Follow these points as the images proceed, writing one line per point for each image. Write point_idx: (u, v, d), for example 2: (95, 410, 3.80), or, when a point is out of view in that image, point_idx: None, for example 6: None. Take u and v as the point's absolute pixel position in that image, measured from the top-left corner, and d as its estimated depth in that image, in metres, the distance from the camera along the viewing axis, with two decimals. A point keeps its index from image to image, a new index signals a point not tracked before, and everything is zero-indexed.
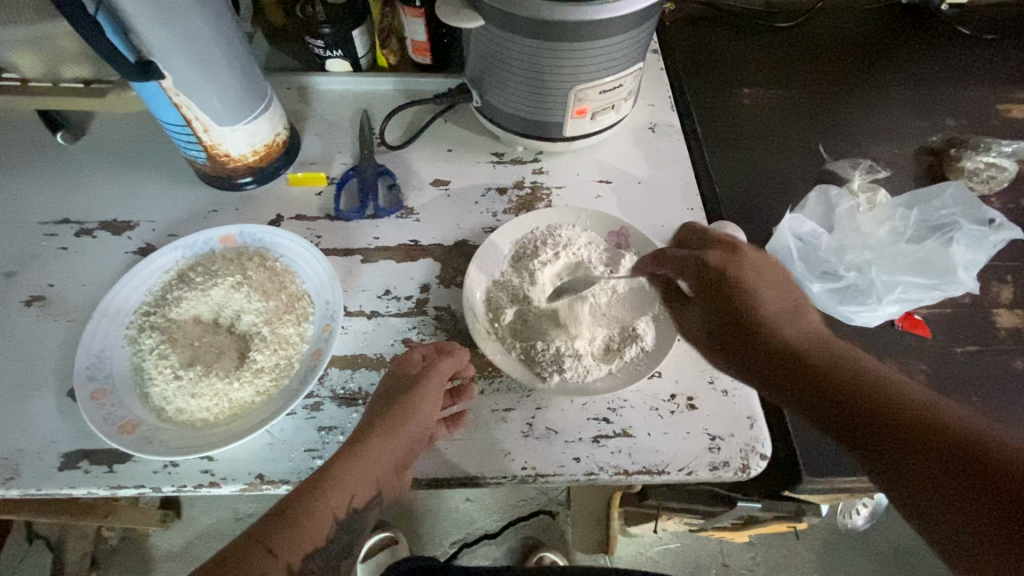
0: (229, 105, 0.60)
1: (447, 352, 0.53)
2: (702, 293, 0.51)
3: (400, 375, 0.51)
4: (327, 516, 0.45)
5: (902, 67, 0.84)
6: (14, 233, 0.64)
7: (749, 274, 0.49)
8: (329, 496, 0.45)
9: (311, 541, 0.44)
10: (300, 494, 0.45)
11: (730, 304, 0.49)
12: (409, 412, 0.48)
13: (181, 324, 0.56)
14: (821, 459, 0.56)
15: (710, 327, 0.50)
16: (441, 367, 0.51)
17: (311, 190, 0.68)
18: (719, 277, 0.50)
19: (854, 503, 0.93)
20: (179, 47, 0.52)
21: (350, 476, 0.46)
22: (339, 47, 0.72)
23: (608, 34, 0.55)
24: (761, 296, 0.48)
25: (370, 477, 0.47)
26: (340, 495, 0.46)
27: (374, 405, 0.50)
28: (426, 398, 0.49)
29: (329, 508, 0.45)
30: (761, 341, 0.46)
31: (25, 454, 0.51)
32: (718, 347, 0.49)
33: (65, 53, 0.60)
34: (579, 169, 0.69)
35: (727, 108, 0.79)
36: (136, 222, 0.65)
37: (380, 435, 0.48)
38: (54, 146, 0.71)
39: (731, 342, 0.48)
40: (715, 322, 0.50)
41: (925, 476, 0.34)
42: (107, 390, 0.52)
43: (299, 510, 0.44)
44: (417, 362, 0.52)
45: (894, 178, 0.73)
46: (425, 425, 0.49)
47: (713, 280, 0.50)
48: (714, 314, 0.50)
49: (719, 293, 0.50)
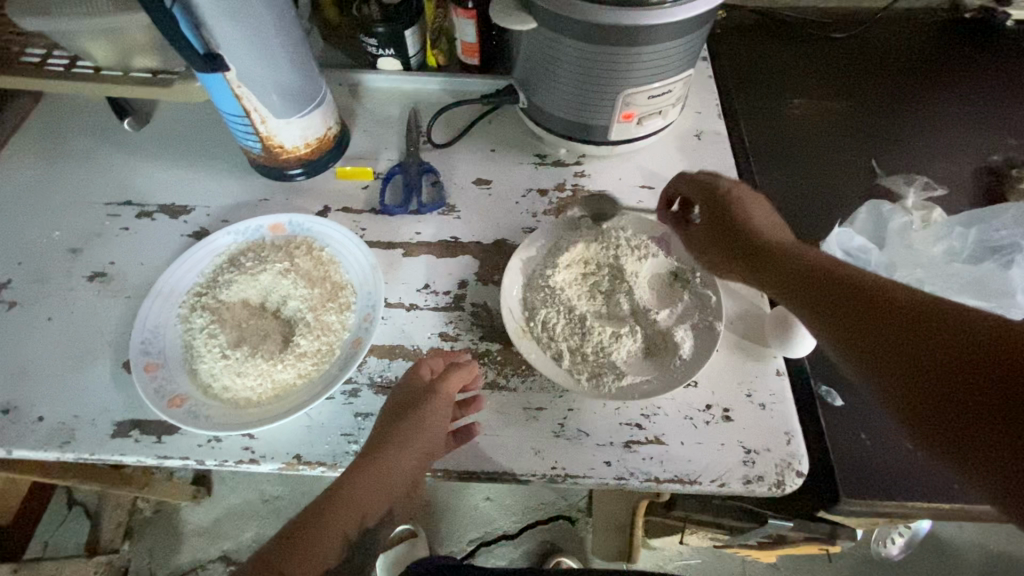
0: (286, 99, 0.62)
1: (456, 365, 0.53)
2: (705, 211, 0.57)
3: (409, 390, 0.52)
4: (338, 534, 0.48)
5: (963, 82, 0.81)
6: (80, 212, 0.68)
7: (749, 199, 0.55)
8: (340, 516, 0.48)
9: (320, 561, 0.46)
10: (314, 513, 0.48)
11: (726, 215, 0.55)
12: (415, 432, 0.49)
13: (230, 306, 0.59)
14: (860, 481, 0.54)
15: (705, 242, 0.56)
16: (448, 383, 0.51)
17: (359, 183, 0.70)
18: (731, 199, 0.55)
19: (890, 532, 0.89)
20: (247, 41, 0.55)
21: (363, 495, 0.48)
22: (392, 46, 0.74)
23: (659, 40, 0.55)
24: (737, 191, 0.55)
25: (381, 495, 0.49)
26: (350, 514, 0.48)
27: (381, 421, 0.51)
28: (434, 415, 0.50)
29: (342, 525, 0.48)
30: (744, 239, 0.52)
31: (81, 421, 0.54)
32: (723, 250, 0.54)
33: (137, 44, 0.64)
34: (620, 174, 0.69)
35: (775, 120, 0.78)
36: (192, 206, 0.68)
37: (387, 454, 0.49)
38: (120, 131, 0.75)
39: (734, 256, 0.53)
40: (710, 231, 0.56)
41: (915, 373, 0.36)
42: (160, 363, 0.55)
43: (315, 526, 0.47)
44: (422, 378, 0.52)
45: (951, 196, 0.71)
46: (434, 442, 0.50)
47: (713, 202, 0.56)
48: (721, 228, 0.55)
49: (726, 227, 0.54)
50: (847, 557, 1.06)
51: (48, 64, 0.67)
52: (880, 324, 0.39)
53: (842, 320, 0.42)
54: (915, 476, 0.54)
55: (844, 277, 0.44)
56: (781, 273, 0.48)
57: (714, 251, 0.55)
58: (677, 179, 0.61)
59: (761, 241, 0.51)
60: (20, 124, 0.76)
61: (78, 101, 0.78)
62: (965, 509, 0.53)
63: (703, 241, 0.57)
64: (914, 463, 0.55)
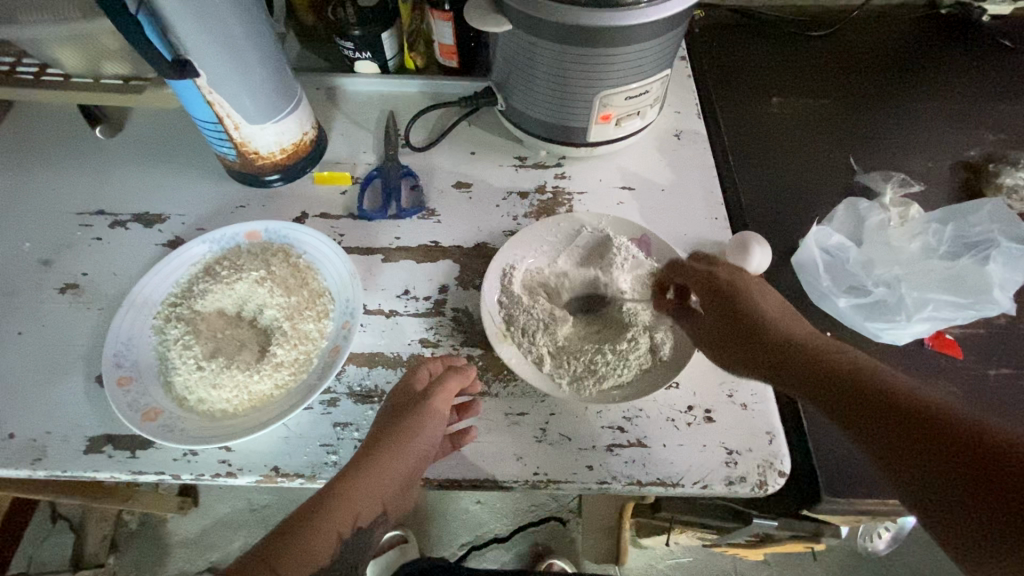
0: (260, 104, 0.61)
1: (454, 368, 0.53)
2: (704, 296, 0.51)
3: (407, 392, 0.51)
4: (331, 535, 0.45)
5: (938, 79, 0.81)
6: (51, 222, 0.67)
7: (747, 281, 0.50)
8: (335, 514, 0.46)
9: (313, 559, 0.44)
10: (309, 509, 0.46)
11: (730, 298, 0.49)
12: (413, 431, 0.48)
13: (205, 316, 0.58)
14: (842, 480, 0.54)
15: (708, 335, 0.50)
16: (447, 385, 0.51)
17: (337, 189, 0.69)
18: (729, 287, 0.50)
19: (876, 526, 0.90)
20: (216, 47, 0.54)
21: (358, 495, 0.46)
22: (369, 49, 0.73)
23: (634, 41, 0.55)
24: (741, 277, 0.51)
25: (376, 495, 0.47)
26: (345, 513, 0.46)
27: (378, 423, 0.50)
28: (432, 418, 0.49)
29: (337, 525, 0.45)
30: (743, 322, 0.47)
31: (54, 437, 0.53)
32: (721, 342, 0.48)
33: (107, 51, 0.63)
34: (600, 175, 0.69)
35: (755, 118, 0.78)
36: (166, 215, 0.67)
37: (385, 454, 0.48)
38: (92, 139, 0.74)
39: (755, 356, 0.45)
40: (720, 324, 0.49)
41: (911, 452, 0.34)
42: (133, 376, 0.53)
43: (307, 526, 0.45)
44: (422, 380, 0.52)
45: (928, 193, 0.71)
46: (431, 443, 0.49)
47: (712, 282, 0.51)
48: (727, 321, 0.48)
49: (723, 298, 0.50)
50: (836, 552, 1.06)
51: (17, 72, 0.66)
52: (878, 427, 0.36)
53: (836, 407, 0.39)
54: None
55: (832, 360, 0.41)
56: (763, 347, 0.45)
57: (722, 350, 0.48)
58: (675, 266, 0.57)
59: (754, 319, 0.47)
60: None
61: (48, 109, 0.77)
62: None
63: (708, 333, 0.50)
64: None
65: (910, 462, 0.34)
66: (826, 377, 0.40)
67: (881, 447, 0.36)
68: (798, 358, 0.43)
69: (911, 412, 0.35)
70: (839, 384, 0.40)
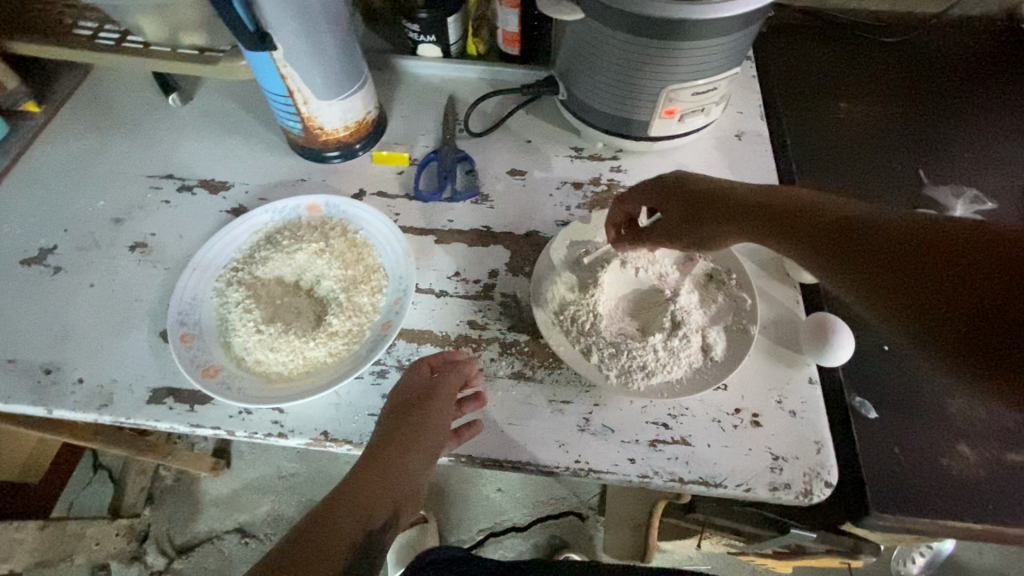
0: (329, 81, 0.62)
1: (456, 363, 0.54)
2: (669, 204, 0.54)
3: (407, 390, 0.52)
4: (347, 537, 0.47)
5: (1018, 93, 0.78)
6: (124, 183, 0.70)
7: (704, 176, 0.54)
8: (348, 512, 0.48)
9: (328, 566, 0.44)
10: (322, 519, 0.48)
11: (699, 199, 0.52)
12: (416, 427, 0.50)
13: (265, 282, 0.60)
14: (890, 496, 0.53)
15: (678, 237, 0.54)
16: (447, 382, 0.52)
17: (394, 168, 0.70)
18: (691, 185, 0.53)
19: (909, 551, 0.88)
20: (295, 22, 0.56)
21: (367, 492, 0.49)
22: (433, 32, 0.74)
23: (708, 35, 0.54)
24: (697, 179, 0.54)
25: (384, 491, 0.50)
26: (357, 517, 0.48)
27: (381, 421, 0.52)
28: (434, 412, 0.51)
29: (350, 525, 0.47)
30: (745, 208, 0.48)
31: (120, 385, 0.56)
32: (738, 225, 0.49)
33: (187, 21, 0.65)
34: (657, 171, 0.68)
35: (820, 124, 0.76)
36: (230, 183, 0.70)
37: (390, 450, 0.50)
38: (163, 106, 0.77)
39: (731, 226, 0.50)
40: (684, 222, 0.53)
41: (886, 274, 0.35)
42: (196, 334, 0.56)
43: (321, 532, 0.47)
44: (423, 376, 0.53)
45: (1001, 211, 0.68)
46: (436, 438, 0.51)
47: (669, 188, 0.55)
48: (688, 213, 0.53)
49: (685, 200, 0.53)
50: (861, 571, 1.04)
51: (99, 39, 0.69)
52: (872, 241, 0.37)
53: (838, 258, 0.39)
54: (946, 494, 0.53)
55: (785, 207, 0.45)
56: (760, 219, 0.47)
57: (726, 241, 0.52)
58: (635, 189, 0.58)
59: (731, 203, 0.50)
60: (69, 96, 0.78)
61: (124, 75, 0.80)
62: (999, 532, 0.51)
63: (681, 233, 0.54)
64: (947, 482, 0.53)
65: (884, 275, 0.36)
66: (799, 221, 0.43)
67: (856, 289, 0.37)
68: (798, 208, 0.44)
69: (893, 235, 0.36)
70: (827, 229, 0.41)
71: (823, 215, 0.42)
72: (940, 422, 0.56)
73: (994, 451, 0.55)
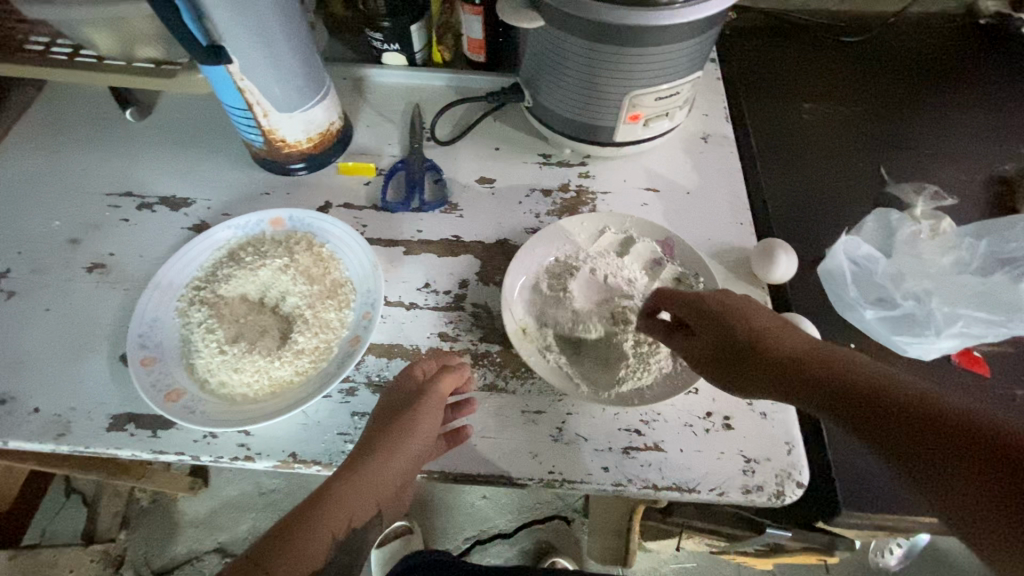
0: (290, 93, 0.61)
1: (449, 367, 0.53)
2: (702, 324, 0.47)
3: (400, 393, 0.51)
4: (325, 537, 0.45)
5: (975, 90, 0.80)
6: (80, 202, 0.68)
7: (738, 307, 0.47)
8: (332, 513, 0.46)
9: (308, 562, 0.43)
10: (301, 515, 0.46)
11: (732, 331, 0.45)
12: (410, 428, 0.49)
13: (228, 301, 0.58)
14: (860, 493, 0.53)
15: (703, 362, 0.47)
16: (441, 384, 0.51)
17: (361, 179, 0.69)
18: (710, 302, 0.48)
19: (886, 542, 0.89)
20: (250, 35, 0.54)
21: (352, 494, 0.47)
22: (397, 41, 0.73)
23: (667, 40, 0.54)
24: (714, 298, 0.48)
25: (370, 495, 0.48)
26: (338, 515, 0.46)
27: (372, 424, 0.50)
28: (427, 413, 0.49)
29: (332, 527, 0.45)
30: (756, 356, 0.43)
31: (78, 413, 0.54)
32: (722, 370, 0.45)
33: (141, 34, 0.64)
34: (625, 176, 0.69)
35: (784, 124, 0.77)
36: (192, 199, 0.68)
37: (380, 452, 0.48)
38: (121, 121, 0.75)
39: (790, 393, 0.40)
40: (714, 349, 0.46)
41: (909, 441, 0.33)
42: (156, 357, 0.54)
43: (299, 531, 0.45)
44: (417, 379, 0.52)
45: (960, 207, 0.70)
46: (426, 440, 0.50)
47: (705, 312, 0.47)
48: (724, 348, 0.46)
49: (731, 348, 0.45)
50: (844, 564, 1.05)
51: (50, 54, 0.66)
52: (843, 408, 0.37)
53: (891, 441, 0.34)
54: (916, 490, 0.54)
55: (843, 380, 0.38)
56: (821, 386, 0.39)
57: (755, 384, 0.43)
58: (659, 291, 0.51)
59: (768, 349, 0.43)
60: (22, 112, 0.75)
61: (79, 90, 0.78)
62: None
63: (702, 360, 0.47)
64: None
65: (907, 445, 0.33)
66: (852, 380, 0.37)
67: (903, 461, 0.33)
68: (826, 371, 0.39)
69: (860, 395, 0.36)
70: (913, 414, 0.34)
71: (852, 375, 0.38)
72: None
73: None
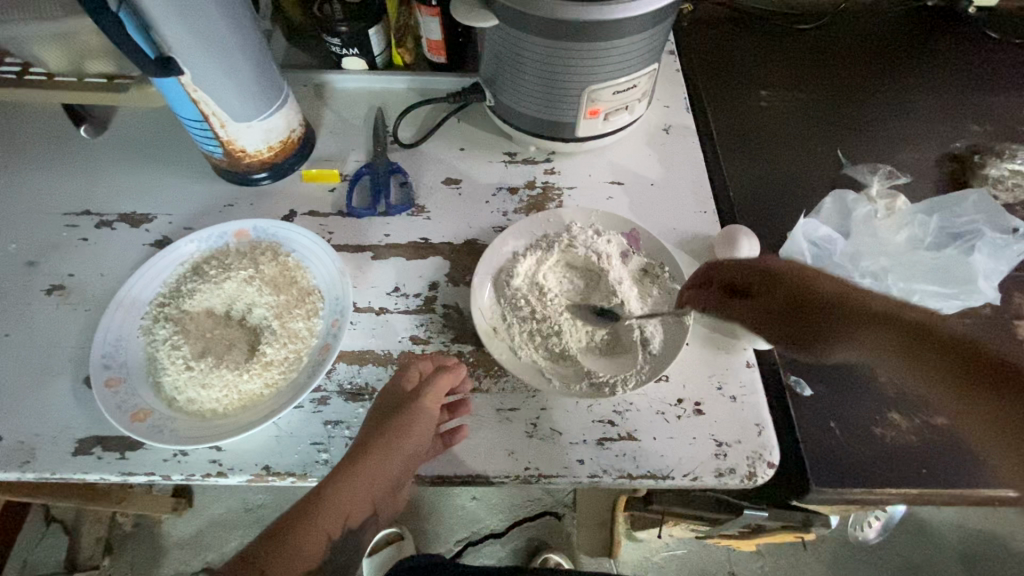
0: (246, 102, 0.60)
1: (444, 368, 0.53)
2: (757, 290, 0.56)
3: (398, 394, 0.52)
4: (322, 534, 0.48)
5: (926, 71, 0.82)
6: (37, 224, 0.66)
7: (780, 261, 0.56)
8: (328, 514, 0.48)
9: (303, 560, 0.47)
10: (297, 515, 0.48)
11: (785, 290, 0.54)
12: (404, 432, 0.49)
13: (194, 316, 0.57)
14: (830, 469, 0.55)
15: (762, 318, 0.55)
16: (436, 387, 0.51)
17: (325, 186, 0.69)
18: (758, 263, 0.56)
19: (865, 516, 0.91)
20: (201, 46, 0.54)
21: (346, 497, 0.48)
22: (355, 45, 0.72)
23: (621, 34, 0.55)
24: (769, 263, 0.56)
25: (365, 495, 0.49)
26: (336, 514, 0.48)
27: (367, 426, 0.51)
28: (420, 418, 0.50)
29: (325, 527, 0.48)
30: (831, 313, 0.51)
31: (42, 439, 0.52)
32: (765, 321, 0.55)
33: (89, 49, 0.62)
34: (590, 170, 0.69)
35: (744, 112, 0.78)
36: (154, 214, 0.67)
37: (373, 456, 0.49)
38: (76, 138, 0.73)
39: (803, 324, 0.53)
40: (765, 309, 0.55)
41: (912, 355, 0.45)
42: (122, 377, 0.53)
43: (296, 531, 0.47)
44: (412, 380, 0.52)
45: (915, 185, 0.72)
46: (419, 443, 0.50)
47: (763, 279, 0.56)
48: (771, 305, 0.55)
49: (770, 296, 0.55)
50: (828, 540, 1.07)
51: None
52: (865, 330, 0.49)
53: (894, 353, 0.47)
54: (884, 464, 0.55)
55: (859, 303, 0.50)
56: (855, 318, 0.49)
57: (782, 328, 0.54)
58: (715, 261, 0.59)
59: (808, 293, 0.53)
60: None
61: (30, 108, 0.75)
62: (929, 494, 0.54)
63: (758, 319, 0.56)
64: (881, 451, 0.56)
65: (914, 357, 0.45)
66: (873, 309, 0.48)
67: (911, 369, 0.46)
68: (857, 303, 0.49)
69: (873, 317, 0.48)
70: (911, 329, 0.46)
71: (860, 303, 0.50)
72: (872, 394, 0.58)
73: (924, 417, 0.57)
